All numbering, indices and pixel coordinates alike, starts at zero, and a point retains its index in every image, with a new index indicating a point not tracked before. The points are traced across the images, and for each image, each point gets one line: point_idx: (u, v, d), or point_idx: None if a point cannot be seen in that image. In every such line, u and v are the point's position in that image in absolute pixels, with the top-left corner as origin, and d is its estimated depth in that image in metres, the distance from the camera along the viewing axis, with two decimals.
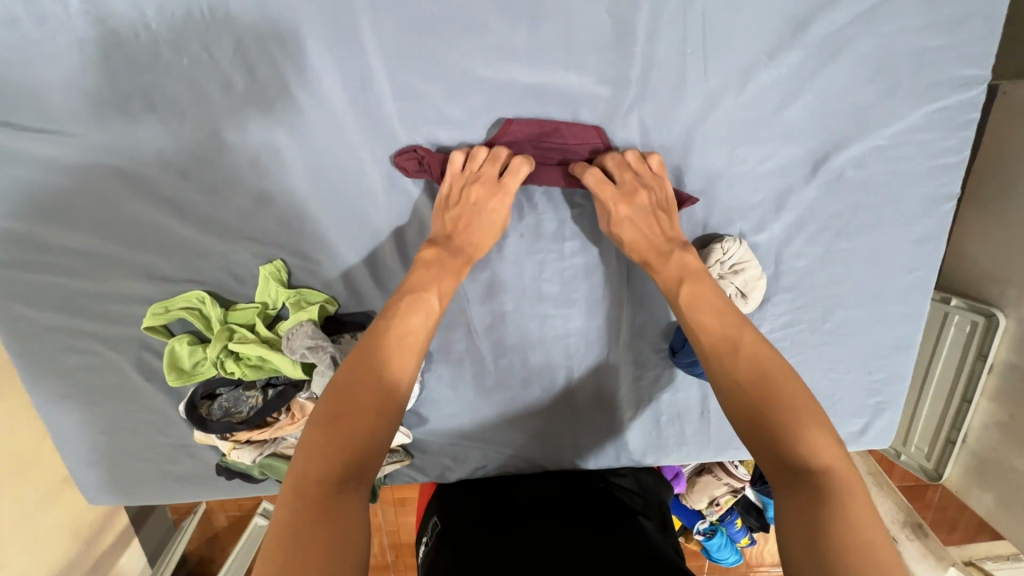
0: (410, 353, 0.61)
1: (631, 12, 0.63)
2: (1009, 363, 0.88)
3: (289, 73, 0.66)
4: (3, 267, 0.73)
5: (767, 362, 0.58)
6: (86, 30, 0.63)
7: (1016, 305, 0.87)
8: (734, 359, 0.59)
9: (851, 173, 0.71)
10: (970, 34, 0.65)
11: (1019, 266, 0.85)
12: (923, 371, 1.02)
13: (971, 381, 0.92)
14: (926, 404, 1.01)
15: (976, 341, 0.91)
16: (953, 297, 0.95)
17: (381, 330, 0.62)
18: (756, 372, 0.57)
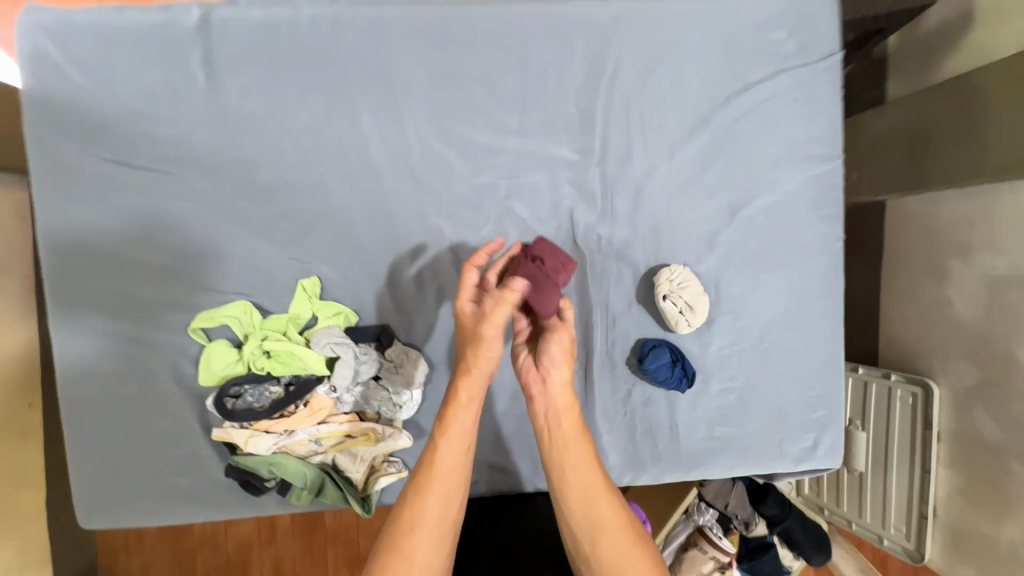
0: (439, 495, 0.67)
1: (591, 107, 0.92)
2: (951, 428, 1.17)
3: (345, 136, 0.90)
4: (84, 277, 0.89)
5: (601, 501, 0.68)
6: (200, 103, 0.88)
7: (944, 375, 1.21)
8: (575, 507, 0.68)
9: (761, 223, 0.96)
10: (823, 127, 0.95)
11: (934, 342, 1.27)
12: (884, 446, 1.27)
13: (927, 449, 1.18)
14: (894, 478, 1.24)
15: (920, 410, 1.20)
16: (892, 375, 1.27)
17: (420, 473, 0.69)
18: (592, 514, 0.67)
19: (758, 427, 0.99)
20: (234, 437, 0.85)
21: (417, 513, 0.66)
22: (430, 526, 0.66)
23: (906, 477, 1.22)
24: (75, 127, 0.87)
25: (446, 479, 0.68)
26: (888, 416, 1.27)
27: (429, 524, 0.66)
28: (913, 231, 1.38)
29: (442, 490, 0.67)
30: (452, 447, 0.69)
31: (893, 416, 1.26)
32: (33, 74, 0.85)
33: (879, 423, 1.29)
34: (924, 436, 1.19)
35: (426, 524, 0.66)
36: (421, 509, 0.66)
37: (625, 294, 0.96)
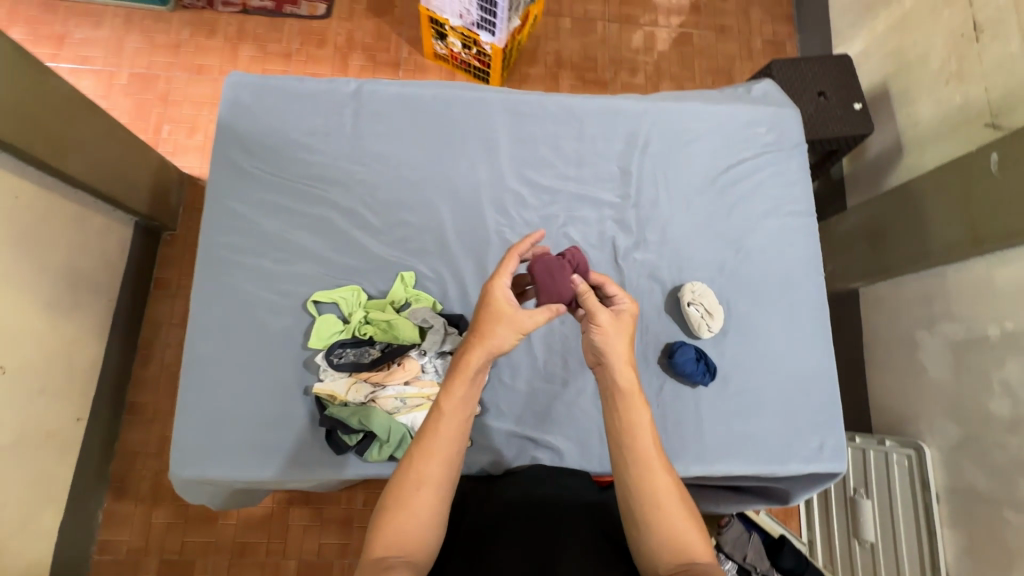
0: (439, 456, 0.77)
1: (629, 166, 1.26)
2: (947, 487, 1.34)
3: (448, 172, 1.21)
4: (232, 256, 1.12)
5: (651, 451, 0.79)
6: (346, 141, 1.20)
7: (931, 436, 1.41)
8: (631, 459, 0.79)
9: (757, 257, 1.25)
10: (799, 192, 1.28)
11: (915, 402, 1.49)
12: (890, 509, 1.42)
13: (929, 509, 1.33)
14: (903, 540, 1.37)
15: (916, 469, 1.38)
16: (886, 439, 1.47)
17: (424, 439, 0.78)
18: (640, 459, 0.79)
19: (772, 426, 1.15)
20: (337, 386, 1.04)
21: (421, 472, 0.76)
22: (432, 483, 0.76)
23: (914, 538, 1.35)
24: (252, 149, 1.17)
25: (446, 443, 0.78)
26: (889, 478, 1.44)
27: (433, 481, 0.76)
28: (879, 307, 1.63)
29: (442, 451, 0.77)
30: (451, 419, 0.79)
31: (893, 478, 1.43)
32: (229, 112, 1.17)
33: (883, 488, 1.46)
34: (924, 497, 1.35)
35: (429, 481, 0.76)
36: (426, 467, 0.76)
37: (655, 305, 1.21)
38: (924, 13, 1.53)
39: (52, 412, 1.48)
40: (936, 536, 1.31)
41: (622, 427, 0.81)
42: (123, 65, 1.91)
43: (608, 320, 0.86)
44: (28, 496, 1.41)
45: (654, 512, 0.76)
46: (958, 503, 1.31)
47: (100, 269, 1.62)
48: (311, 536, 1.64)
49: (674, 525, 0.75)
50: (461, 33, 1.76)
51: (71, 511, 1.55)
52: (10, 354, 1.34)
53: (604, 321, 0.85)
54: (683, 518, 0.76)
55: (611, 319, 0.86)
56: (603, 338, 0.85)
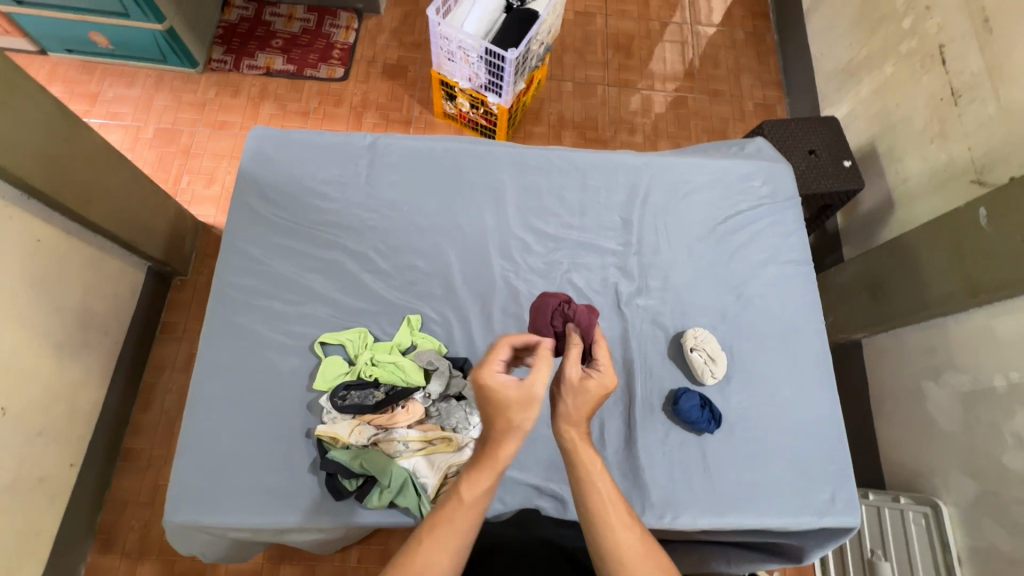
0: (450, 550, 0.71)
1: (630, 217, 1.31)
2: (968, 547, 1.28)
3: (456, 219, 1.26)
4: (244, 298, 1.15)
5: (609, 509, 0.74)
6: (359, 190, 1.26)
7: (946, 490, 1.37)
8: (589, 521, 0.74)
9: (758, 304, 1.27)
10: (795, 241, 1.32)
11: (926, 456, 1.45)
12: (910, 571, 1.36)
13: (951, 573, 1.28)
14: None
15: (934, 529, 1.33)
16: (900, 496, 1.42)
17: (435, 524, 0.72)
18: (599, 519, 0.74)
19: (781, 476, 1.13)
20: (340, 429, 1.04)
21: (427, 562, 0.70)
22: (436, 574, 0.70)
23: None
24: (271, 196, 1.23)
25: (458, 532, 0.72)
26: (906, 538, 1.39)
27: (436, 573, 0.69)
28: (882, 356, 1.63)
29: (453, 542, 0.71)
30: (468, 506, 0.73)
31: (911, 537, 1.38)
32: (251, 162, 1.24)
33: (901, 548, 1.40)
34: (945, 559, 1.29)
35: (433, 571, 0.70)
36: (435, 557, 0.70)
37: (658, 350, 1.22)
38: (905, 79, 1.64)
39: (47, 458, 1.45)
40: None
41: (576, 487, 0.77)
42: (150, 120, 2.03)
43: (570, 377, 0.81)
44: (12, 546, 1.36)
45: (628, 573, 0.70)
46: (980, 565, 1.25)
47: (111, 311, 1.64)
48: None
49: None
50: (469, 94, 1.88)
51: (54, 564, 1.48)
52: (15, 396, 1.34)
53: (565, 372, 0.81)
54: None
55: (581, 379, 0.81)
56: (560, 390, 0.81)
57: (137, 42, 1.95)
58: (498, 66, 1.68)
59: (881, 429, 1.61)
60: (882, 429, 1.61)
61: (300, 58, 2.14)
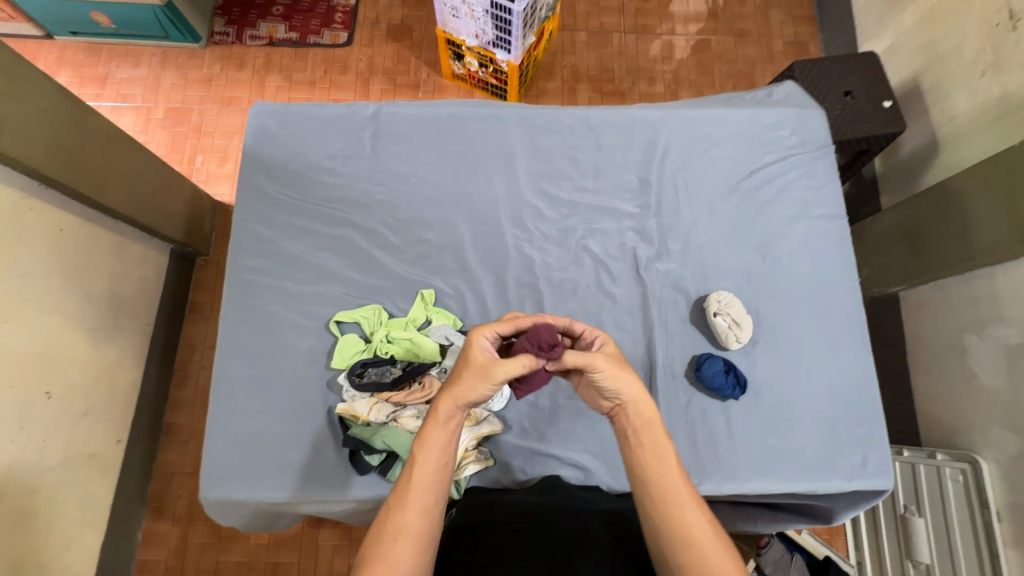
0: (419, 505, 0.76)
1: (648, 176, 1.24)
2: (1007, 504, 1.24)
3: (466, 189, 1.22)
4: (257, 280, 1.15)
5: (681, 489, 0.76)
6: (365, 162, 1.22)
7: (986, 447, 1.32)
8: (660, 500, 0.76)
9: (787, 264, 1.20)
10: (827, 195, 1.24)
11: (966, 412, 1.39)
12: (945, 527, 1.33)
13: (988, 528, 1.24)
14: (963, 565, 1.27)
15: (972, 484, 1.29)
16: (937, 452, 1.38)
17: (401, 490, 0.77)
18: (664, 498, 0.76)
19: (810, 441, 1.10)
20: (359, 407, 1.05)
21: (399, 523, 0.74)
22: (410, 535, 0.74)
23: (974, 563, 1.26)
24: (278, 175, 1.21)
25: (423, 492, 0.77)
26: (942, 494, 1.35)
27: (411, 536, 0.74)
28: (921, 310, 1.55)
29: (420, 501, 0.76)
30: (427, 468, 0.78)
31: (947, 493, 1.34)
32: (254, 139, 1.21)
33: (937, 505, 1.36)
34: (983, 515, 1.26)
35: (407, 534, 0.74)
36: (404, 516, 0.75)
37: (679, 315, 1.18)
38: (954, 3, 1.47)
39: (95, 435, 1.53)
40: (999, 560, 1.21)
41: (641, 471, 0.78)
42: (159, 99, 2.01)
43: (610, 363, 0.81)
44: (72, 515, 1.46)
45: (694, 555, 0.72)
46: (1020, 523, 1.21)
47: (139, 293, 1.68)
48: (341, 556, 1.64)
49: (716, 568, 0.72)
50: (477, 52, 1.78)
51: (113, 528, 1.59)
52: (58, 379, 1.40)
53: (608, 365, 0.81)
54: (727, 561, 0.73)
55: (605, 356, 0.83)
56: (614, 380, 0.81)
57: (138, 19, 1.91)
58: (505, 20, 1.58)
59: (919, 385, 1.55)
60: (919, 386, 1.55)
61: (302, 24, 2.06)
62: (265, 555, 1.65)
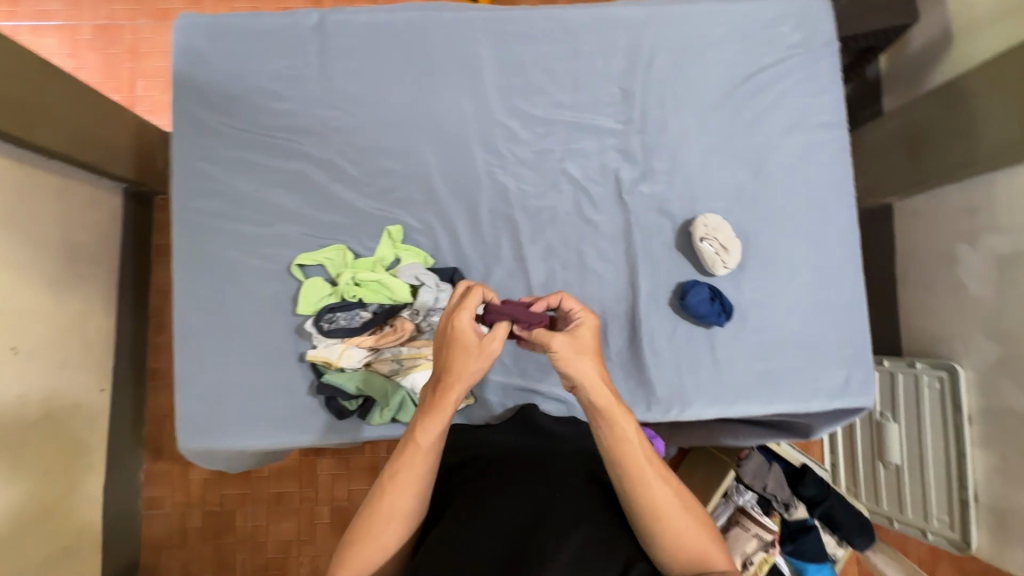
0: (413, 490, 0.72)
1: (632, 87, 1.12)
2: (979, 408, 1.27)
3: (429, 111, 1.09)
4: (208, 224, 1.05)
5: (646, 465, 0.72)
6: (314, 83, 1.08)
7: (965, 355, 1.33)
8: (633, 486, 0.72)
9: (779, 181, 1.12)
10: (827, 101, 1.13)
11: (949, 323, 1.38)
12: (916, 431, 1.38)
13: (960, 432, 1.28)
14: (931, 467, 1.34)
15: (949, 389, 1.31)
16: (917, 361, 1.38)
17: (395, 470, 0.72)
18: (634, 481, 0.72)
19: (794, 364, 1.08)
20: (330, 353, 1.00)
21: (391, 505, 0.71)
22: (402, 517, 0.72)
23: (942, 465, 1.31)
24: (216, 102, 1.07)
25: (419, 475, 0.72)
26: (918, 402, 1.38)
27: (401, 518, 0.72)
28: (914, 220, 1.49)
29: (414, 486, 0.72)
30: (425, 453, 0.73)
31: (923, 401, 1.37)
32: (183, 60, 1.06)
33: (911, 411, 1.40)
34: (956, 419, 1.29)
35: (398, 516, 0.71)
36: (398, 500, 0.71)
37: (665, 240, 1.11)
38: None
39: (75, 387, 1.49)
40: (965, 458, 1.26)
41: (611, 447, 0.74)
42: (83, 16, 1.76)
43: (565, 343, 0.77)
44: (67, 464, 1.46)
45: (671, 536, 0.70)
46: (989, 426, 1.24)
47: (94, 239, 1.57)
48: (340, 484, 1.70)
49: (685, 539, 0.70)
50: None
51: (112, 472, 1.62)
52: (23, 335, 1.33)
53: (560, 347, 0.77)
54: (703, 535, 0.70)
55: (569, 339, 0.78)
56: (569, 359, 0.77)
57: None
58: None
59: (906, 297, 1.53)
60: (905, 298, 1.53)
61: None
62: (267, 487, 1.70)
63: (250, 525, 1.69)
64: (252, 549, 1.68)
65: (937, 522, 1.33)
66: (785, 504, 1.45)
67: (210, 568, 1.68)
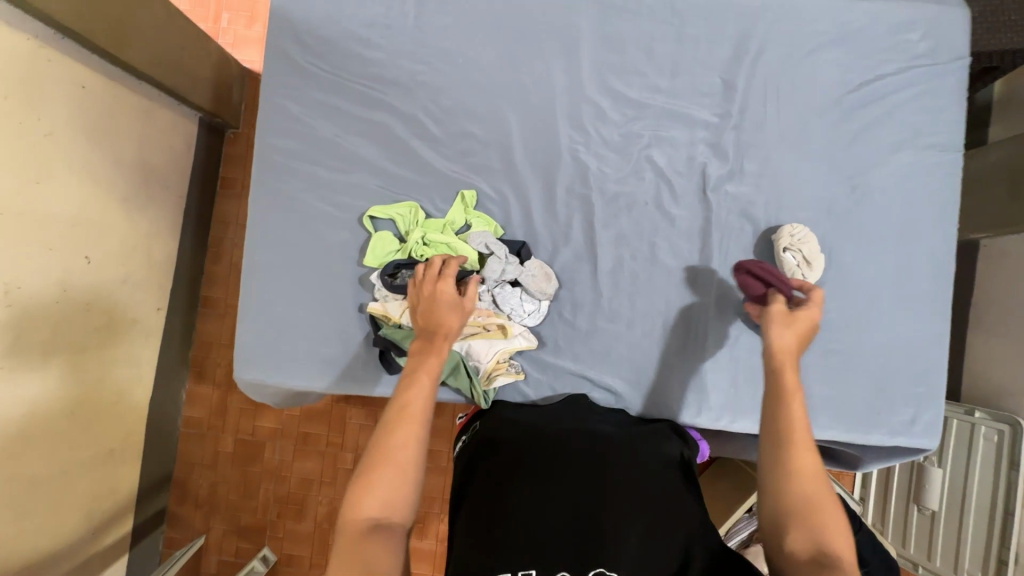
0: (420, 416, 0.74)
1: (734, 78, 1.06)
2: None
3: (520, 78, 1.06)
4: (287, 163, 1.06)
5: (801, 436, 0.72)
6: (408, 34, 1.06)
7: None
8: (787, 454, 0.71)
9: (877, 199, 1.05)
10: (945, 120, 1.05)
11: None
12: (963, 481, 1.31)
13: (1010, 489, 1.20)
14: (971, 520, 1.27)
15: (1007, 443, 1.23)
16: (976, 410, 1.31)
17: (398, 401, 0.75)
18: (789, 446, 0.71)
19: (858, 393, 1.03)
20: (392, 309, 1.01)
21: (400, 433, 0.72)
22: (413, 444, 0.72)
23: (984, 521, 1.24)
24: (310, 43, 1.06)
25: (419, 402, 0.75)
26: (970, 451, 1.31)
27: (410, 441, 0.72)
28: (1004, 261, 1.40)
29: (420, 412, 0.74)
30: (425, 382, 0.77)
31: (975, 451, 1.30)
32: None
33: (960, 460, 1.33)
34: (1008, 476, 1.21)
35: (410, 442, 0.72)
36: (404, 429, 0.72)
37: (742, 245, 1.07)
38: None
39: (137, 302, 1.56)
40: (1012, 517, 1.19)
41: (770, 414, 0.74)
42: None
43: (780, 311, 0.84)
44: (121, 372, 1.54)
45: (814, 520, 0.67)
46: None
47: (169, 163, 1.61)
48: (367, 434, 1.74)
49: (827, 530, 0.66)
50: None
51: (159, 389, 1.70)
52: (95, 245, 1.39)
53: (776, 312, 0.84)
54: (839, 526, 0.66)
55: (785, 312, 0.84)
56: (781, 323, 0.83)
57: None
58: None
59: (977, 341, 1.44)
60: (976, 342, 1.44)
61: None
62: (297, 425, 1.76)
63: (277, 458, 1.75)
64: (276, 481, 1.75)
65: None
66: None
67: (234, 492, 1.76)
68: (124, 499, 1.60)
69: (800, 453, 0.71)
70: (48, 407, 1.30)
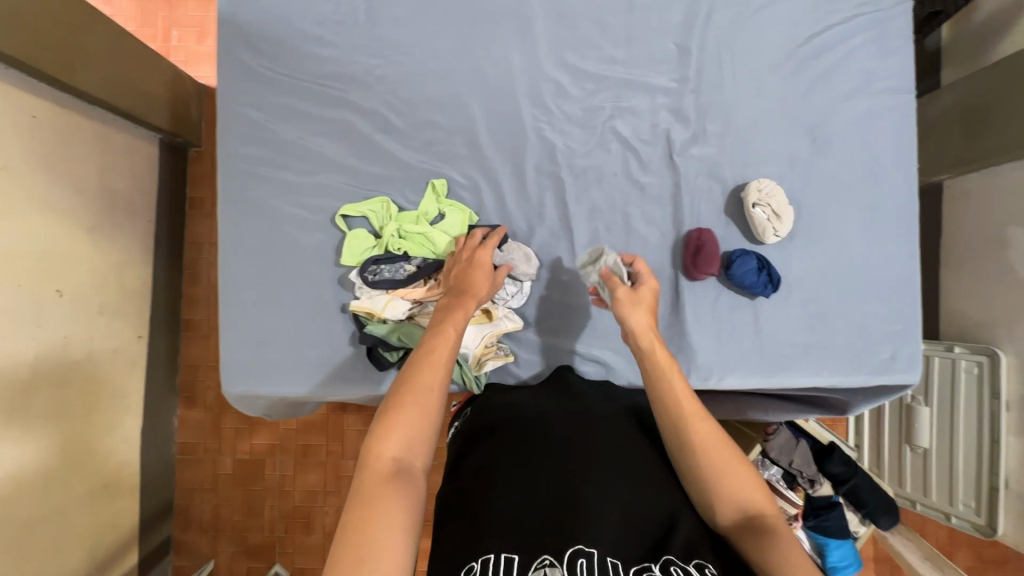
0: (444, 365, 0.76)
1: (689, 43, 1.07)
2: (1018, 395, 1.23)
3: (477, 63, 1.06)
4: (252, 171, 1.05)
5: (686, 409, 0.75)
6: (361, 29, 1.05)
7: (1009, 340, 1.29)
8: (683, 434, 0.74)
9: (838, 147, 1.08)
10: (894, 64, 1.07)
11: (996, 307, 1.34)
12: (949, 416, 1.34)
13: (994, 418, 1.24)
14: (961, 452, 1.31)
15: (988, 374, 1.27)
16: (955, 346, 1.35)
17: (423, 351, 0.77)
18: (681, 427, 0.74)
19: (838, 337, 1.06)
20: (374, 304, 1.01)
21: (425, 378, 0.73)
22: (437, 390, 0.73)
23: (973, 451, 1.28)
24: (261, 48, 1.05)
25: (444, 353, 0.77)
26: (953, 386, 1.34)
27: (434, 387, 0.73)
28: (965, 198, 1.44)
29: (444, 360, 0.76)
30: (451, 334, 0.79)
31: (958, 385, 1.33)
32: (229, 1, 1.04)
33: (945, 396, 1.36)
34: (991, 406, 1.26)
35: (433, 389, 0.73)
36: (426, 376, 0.73)
37: (713, 206, 1.08)
38: None
39: (117, 331, 1.54)
40: (998, 443, 1.23)
41: (656, 396, 0.78)
42: None
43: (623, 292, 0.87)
44: (109, 404, 1.51)
45: (722, 481, 0.71)
46: None
47: (133, 187, 1.58)
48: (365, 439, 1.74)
49: (736, 487, 0.70)
50: None
51: (150, 417, 1.67)
52: (66, 278, 1.36)
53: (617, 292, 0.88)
54: (745, 476, 0.71)
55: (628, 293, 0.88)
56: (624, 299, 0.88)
57: None
58: None
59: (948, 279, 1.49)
60: (947, 280, 1.49)
61: None
62: (295, 439, 1.74)
63: (279, 474, 1.74)
64: (279, 497, 1.74)
65: (963, 507, 1.31)
66: (811, 480, 1.41)
67: (238, 513, 1.74)
68: (127, 532, 1.58)
69: (696, 422, 0.74)
70: (37, 448, 1.28)
